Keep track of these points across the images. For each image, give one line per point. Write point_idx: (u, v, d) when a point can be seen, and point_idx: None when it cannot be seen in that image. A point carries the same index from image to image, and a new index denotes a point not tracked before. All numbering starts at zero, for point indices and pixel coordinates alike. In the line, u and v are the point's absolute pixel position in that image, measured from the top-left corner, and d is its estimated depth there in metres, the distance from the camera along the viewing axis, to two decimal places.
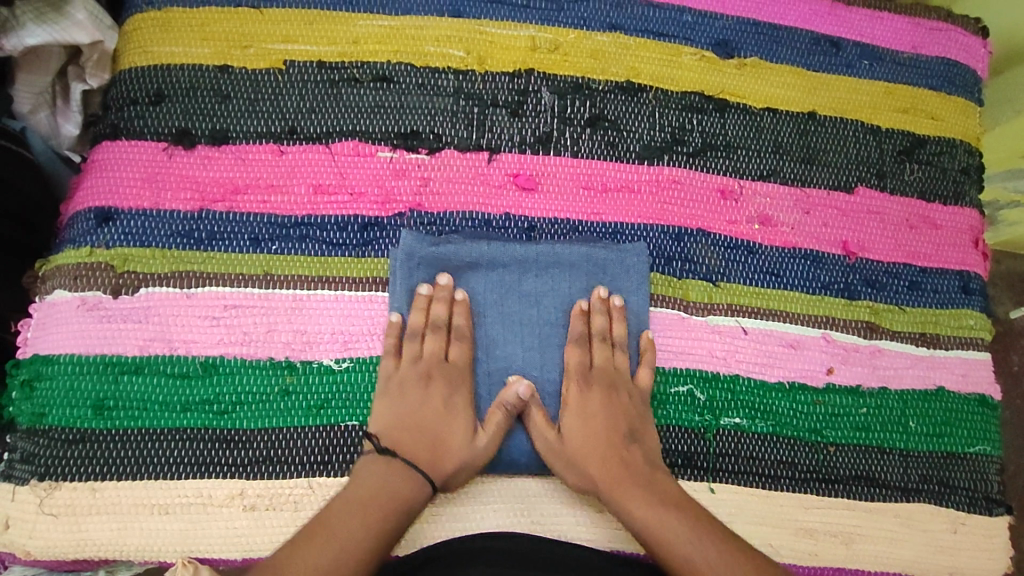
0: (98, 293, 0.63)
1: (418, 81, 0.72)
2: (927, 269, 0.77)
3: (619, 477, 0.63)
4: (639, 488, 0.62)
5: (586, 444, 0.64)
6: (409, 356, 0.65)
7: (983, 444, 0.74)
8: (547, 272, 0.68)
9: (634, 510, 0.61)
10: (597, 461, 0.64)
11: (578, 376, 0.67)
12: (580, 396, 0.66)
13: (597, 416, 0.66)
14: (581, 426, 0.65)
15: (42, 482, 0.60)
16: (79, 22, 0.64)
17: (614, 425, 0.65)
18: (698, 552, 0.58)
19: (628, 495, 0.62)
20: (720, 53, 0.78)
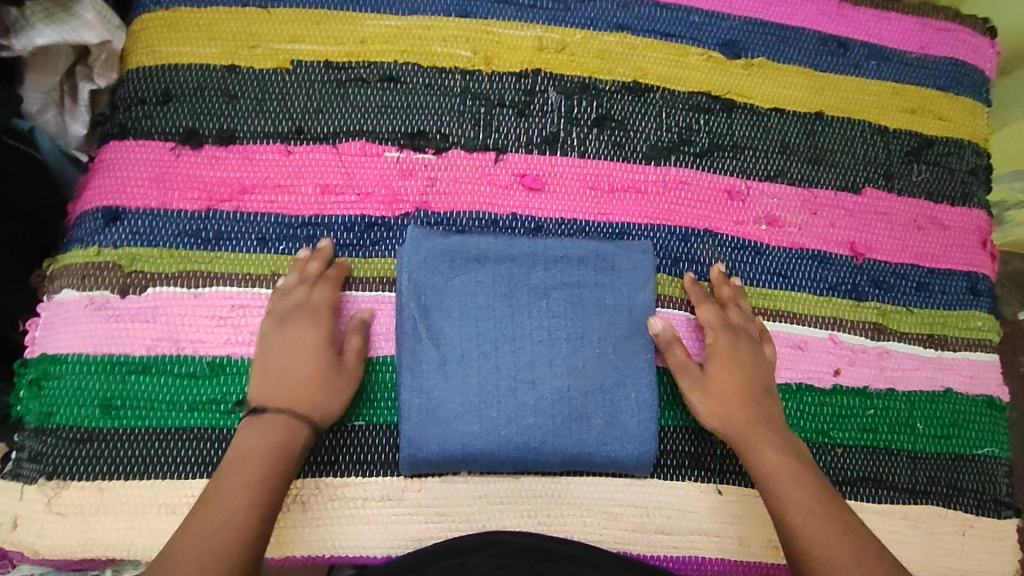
0: (105, 293, 0.63)
1: (424, 81, 0.72)
2: (935, 270, 0.77)
3: (752, 432, 0.62)
4: (757, 415, 0.63)
5: (728, 382, 0.65)
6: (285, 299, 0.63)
7: (991, 446, 0.74)
8: (555, 262, 0.67)
9: (768, 450, 0.61)
10: (740, 407, 0.64)
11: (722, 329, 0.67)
12: (728, 346, 0.66)
13: (742, 358, 0.66)
14: (727, 367, 0.65)
15: (50, 481, 0.60)
16: (88, 22, 0.65)
17: (754, 372, 0.66)
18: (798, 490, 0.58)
19: (755, 433, 0.62)
20: (728, 53, 0.78)
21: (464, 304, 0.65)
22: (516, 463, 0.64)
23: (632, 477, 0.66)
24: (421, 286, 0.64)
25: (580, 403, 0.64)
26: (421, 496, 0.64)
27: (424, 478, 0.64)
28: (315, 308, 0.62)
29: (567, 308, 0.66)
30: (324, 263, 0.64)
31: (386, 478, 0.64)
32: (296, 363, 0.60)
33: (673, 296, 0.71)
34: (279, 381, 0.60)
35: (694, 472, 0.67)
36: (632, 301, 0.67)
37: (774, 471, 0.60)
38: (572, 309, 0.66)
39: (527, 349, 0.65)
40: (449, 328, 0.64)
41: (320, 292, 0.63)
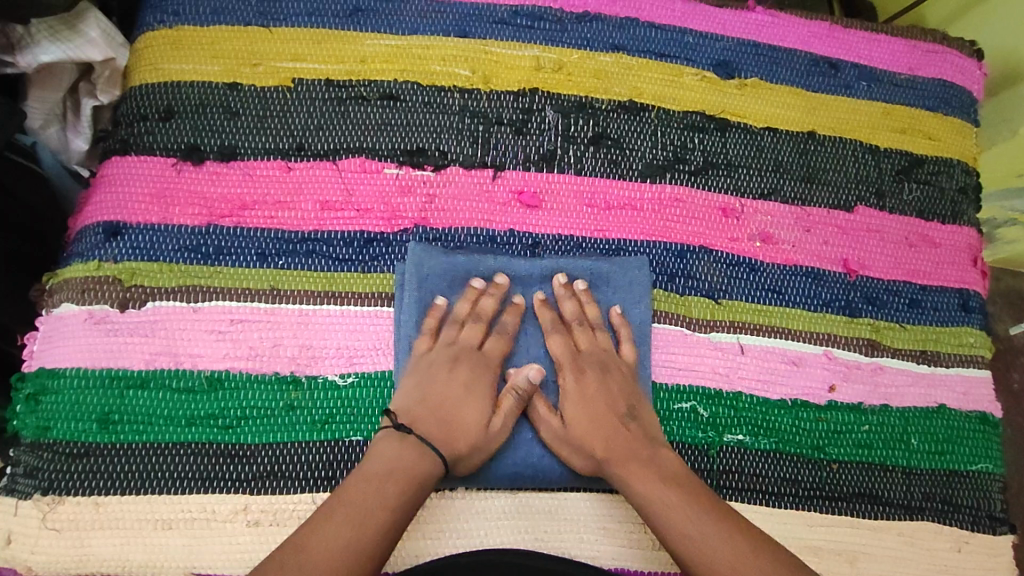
0: (104, 307, 0.64)
1: (424, 99, 0.73)
2: (927, 287, 0.78)
3: (625, 468, 0.62)
4: (632, 450, 0.62)
5: (587, 427, 0.64)
6: (444, 339, 0.65)
7: (985, 461, 0.74)
8: (552, 280, 0.68)
9: (637, 487, 0.61)
10: (601, 441, 0.63)
11: (571, 367, 0.66)
12: (575, 383, 0.65)
13: (597, 394, 0.65)
14: (582, 408, 0.64)
15: (45, 496, 0.60)
16: (92, 40, 0.66)
17: (612, 403, 0.64)
18: (696, 530, 0.57)
19: (630, 470, 0.61)
20: (722, 73, 0.79)
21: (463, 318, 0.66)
22: (512, 479, 0.65)
23: None
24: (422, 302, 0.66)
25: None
26: (420, 511, 0.64)
27: None
28: (496, 361, 0.65)
29: (563, 324, 0.67)
30: (473, 300, 0.66)
31: None
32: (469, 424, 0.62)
33: (668, 312, 0.72)
34: (430, 418, 0.61)
35: None
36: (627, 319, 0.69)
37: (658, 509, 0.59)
38: (568, 326, 0.67)
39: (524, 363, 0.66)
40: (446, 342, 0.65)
41: (493, 342, 0.65)
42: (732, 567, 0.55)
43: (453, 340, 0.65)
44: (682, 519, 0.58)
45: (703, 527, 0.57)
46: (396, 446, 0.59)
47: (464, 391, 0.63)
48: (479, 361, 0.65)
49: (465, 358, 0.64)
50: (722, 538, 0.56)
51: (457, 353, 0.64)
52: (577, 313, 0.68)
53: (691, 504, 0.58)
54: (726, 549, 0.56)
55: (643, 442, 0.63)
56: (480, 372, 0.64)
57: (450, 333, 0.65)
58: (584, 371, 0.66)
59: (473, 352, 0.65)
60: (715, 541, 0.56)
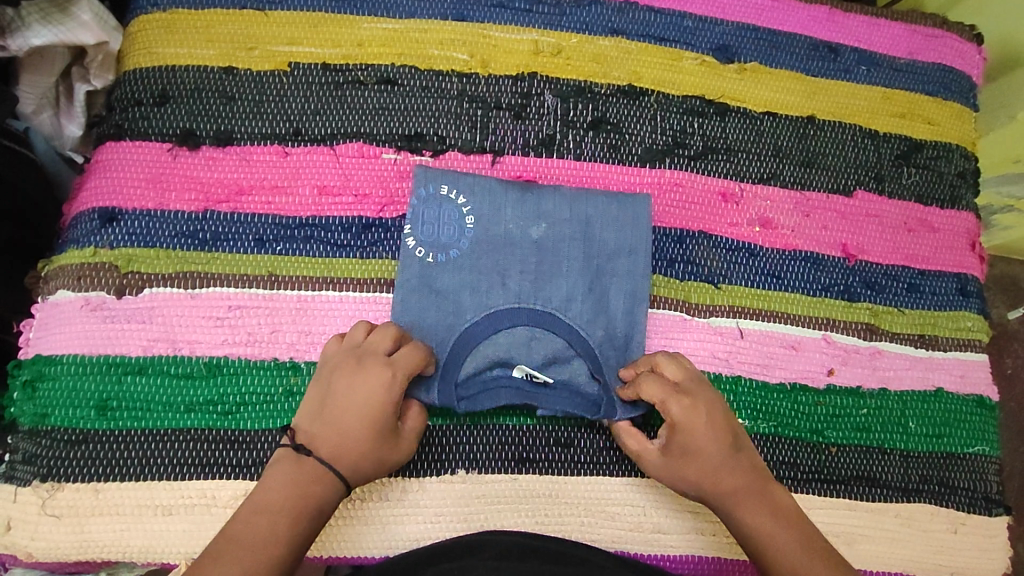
0: (101, 293, 0.63)
1: (422, 84, 0.72)
2: (926, 271, 0.78)
3: (731, 499, 0.60)
4: (724, 449, 0.61)
5: (706, 436, 0.60)
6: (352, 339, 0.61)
7: (981, 444, 0.75)
8: (559, 211, 0.69)
9: (747, 518, 0.59)
10: (716, 477, 0.60)
11: (679, 459, 0.61)
12: (682, 414, 0.61)
13: (699, 424, 0.60)
14: (703, 427, 0.60)
15: (44, 483, 0.60)
16: (84, 23, 0.65)
17: (722, 438, 0.61)
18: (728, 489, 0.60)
19: (738, 501, 0.60)
20: (721, 58, 0.79)
21: (480, 234, 0.68)
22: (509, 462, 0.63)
23: (629, 476, 0.66)
24: (454, 226, 0.68)
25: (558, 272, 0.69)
26: (419, 497, 0.64)
27: (422, 478, 0.64)
28: (341, 356, 0.59)
29: (574, 262, 0.69)
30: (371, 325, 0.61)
31: (384, 479, 0.63)
32: (331, 421, 0.57)
33: (668, 297, 0.71)
34: (332, 427, 0.57)
35: None
36: (633, 291, 0.69)
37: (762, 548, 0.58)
38: (578, 265, 0.69)
39: (527, 300, 0.67)
40: (456, 274, 0.67)
41: (366, 340, 0.60)
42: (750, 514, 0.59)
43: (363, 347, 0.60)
44: (716, 474, 0.60)
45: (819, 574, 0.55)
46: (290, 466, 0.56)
47: (356, 403, 0.57)
48: (341, 361, 0.59)
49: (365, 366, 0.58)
50: (750, 507, 0.59)
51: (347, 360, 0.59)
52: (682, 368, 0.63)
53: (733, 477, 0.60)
54: (771, 526, 0.58)
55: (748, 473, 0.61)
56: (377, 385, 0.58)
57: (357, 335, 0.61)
58: (709, 389, 0.63)
59: (342, 356, 0.60)
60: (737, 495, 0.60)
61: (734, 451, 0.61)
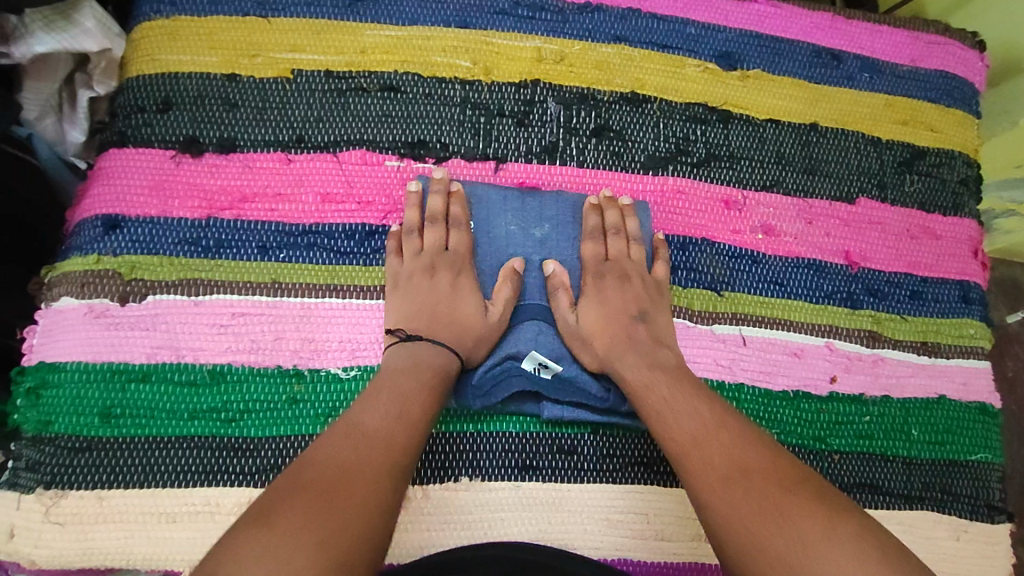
0: (105, 301, 0.63)
1: (425, 90, 0.72)
2: (928, 278, 0.78)
3: (624, 361, 0.64)
4: (620, 320, 0.66)
5: (600, 311, 0.66)
6: (410, 251, 0.67)
7: (984, 451, 0.75)
8: (565, 213, 0.70)
9: (676, 420, 0.58)
10: (610, 339, 0.65)
11: (593, 271, 0.69)
12: (594, 288, 0.68)
13: (612, 296, 0.67)
14: (597, 302, 0.67)
15: (48, 490, 0.60)
16: (88, 30, 0.65)
17: (628, 305, 0.67)
18: (701, 443, 0.56)
19: (632, 358, 0.63)
20: (724, 65, 0.79)
21: (481, 237, 0.69)
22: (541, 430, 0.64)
23: (632, 483, 0.67)
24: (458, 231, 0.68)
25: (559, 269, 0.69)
26: (421, 504, 0.64)
27: (425, 486, 0.64)
28: (466, 254, 0.68)
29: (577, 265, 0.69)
30: (444, 198, 0.68)
31: None
32: (468, 308, 0.65)
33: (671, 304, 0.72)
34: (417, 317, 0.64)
35: None
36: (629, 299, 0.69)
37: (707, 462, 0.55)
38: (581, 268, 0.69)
39: (531, 299, 0.68)
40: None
41: (456, 238, 0.67)
42: (719, 481, 0.53)
43: (420, 249, 0.67)
44: (700, 436, 0.56)
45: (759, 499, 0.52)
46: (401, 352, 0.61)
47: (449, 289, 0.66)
48: (453, 260, 0.67)
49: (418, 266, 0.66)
50: (723, 480, 0.53)
51: (429, 260, 0.66)
52: (614, 220, 0.70)
53: (712, 435, 0.56)
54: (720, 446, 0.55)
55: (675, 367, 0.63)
56: (457, 270, 0.67)
57: (415, 242, 0.67)
58: (607, 278, 0.68)
59: (442, 254, 0.67)
60: (716, 458, 0.55)
61: (632, 320, 0.66)
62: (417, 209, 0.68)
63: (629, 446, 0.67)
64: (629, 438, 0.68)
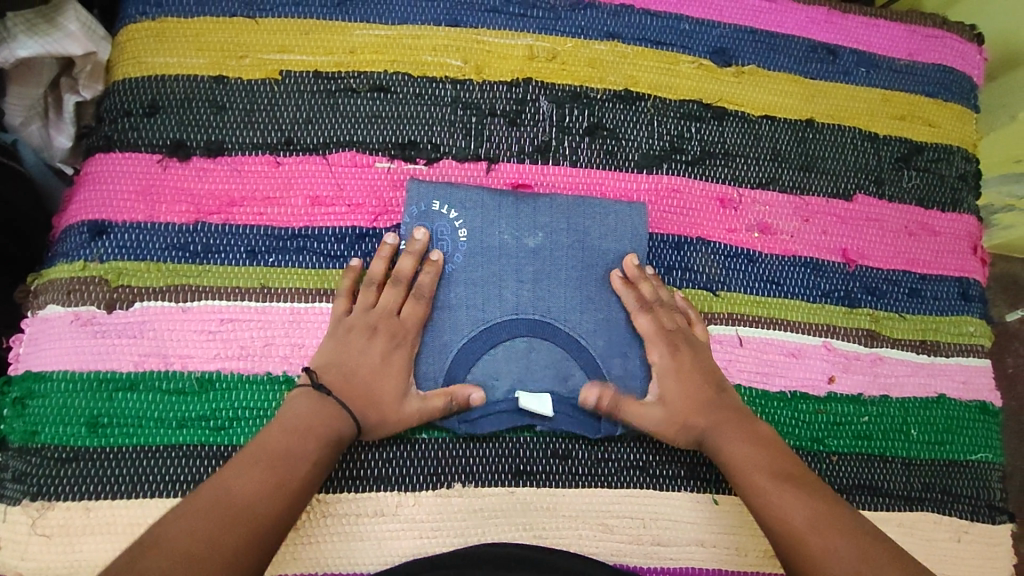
0: (91, 308, 0.62)
1: (415, 91, 0.71)
2: (927, 275, 0.77)
3: (718, 434, 0.63)
4: (704, 397, 0.64)
5: (683, 387, 0.65)
6: (362, 303, 0.63)
7: (985, 451, 0.74)
8: (556, 218, 0.69)
9: (733, 449, 0.62)
10: (700, 416, 0.64)
11: (660, 346, 0.66)
12: (670, 363, 0.65)
13: (689, 371, 0.65)
14: (673, 376, 0.65)
15: (34, 502, 0.59)
16: (72, 34, 0.64)
17: (704, 376, 0.65)
18: (775, 478, 0.59)
19: (731, 431, 0.63)
20: (719, 61, 0.78)
21: (472, 247, 0.67)
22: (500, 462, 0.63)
23: (628, 487, 0.66)
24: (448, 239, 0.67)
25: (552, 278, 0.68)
26: (415, 512, 0.63)
27: (418, 493, 0.63)
28: (413, 329, 0.64)
29: (570, 270, 0.68)
30: (417, 257, 0.65)
31: (379, 495, 0.63)
32: (389, 390, 0.61)
33: None
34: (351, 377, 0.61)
35: (687, 482, 0.67)
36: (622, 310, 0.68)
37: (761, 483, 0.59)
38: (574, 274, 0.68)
39: (524, 310, 0.67)
40: (448, 290, 0.66)
41: (411, 307, 0.64)
42: (803, 513, 0.57)
43: (372, 304, 0.63)
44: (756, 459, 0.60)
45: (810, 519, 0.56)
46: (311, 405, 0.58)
47: (387, 360, 0.62)
48: (398, 328, 0.63)
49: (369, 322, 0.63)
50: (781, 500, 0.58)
51: (375, 321, 0.63)
52: (657, 293, 0.67)
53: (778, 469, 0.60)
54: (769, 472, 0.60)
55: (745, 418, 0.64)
56: (400, 339, 0.63)
57: (368, 297, 0.64)
58: (678, 350, 0.66)
59: (391, 319, 0.63)
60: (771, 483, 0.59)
61: (717, 392, 0.65)
62: (387, 263, 0.65)
63: (625, 450, 0.67)
64: (624, 442, 0.67)
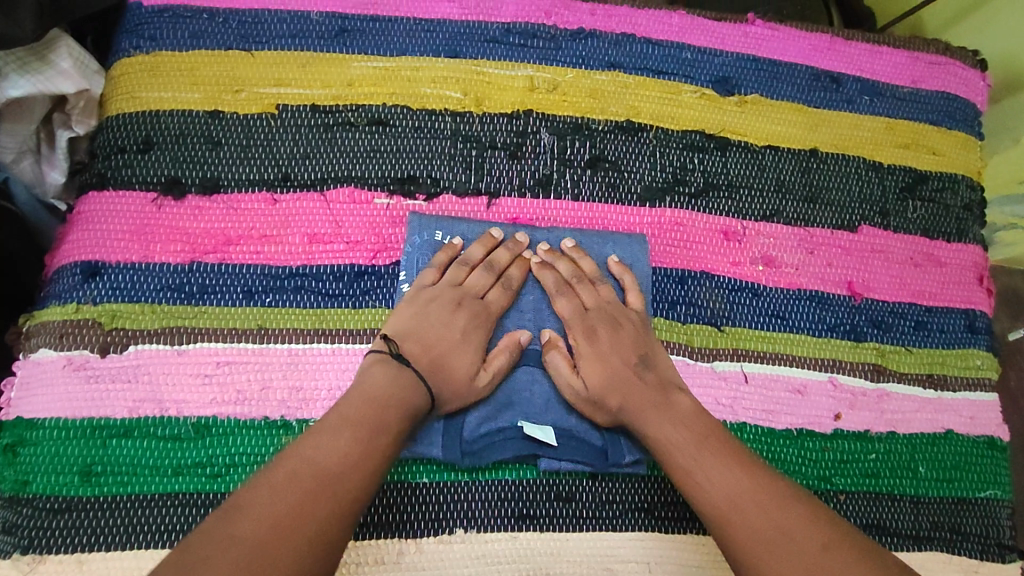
0: (85, 353, 0.61)
1: (414, 124, 0.70)
2: (933, 308, 0.76)
3: (637, 415, 0.60)
4: (619, 373, 0.62)
5: (601, 366, 0.63)
6: (449, 279, 0.64)
7: (993, 487, 0.73)
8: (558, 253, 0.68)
9: (650, 429, 0.59)
10: (619, 397, 0.61)
11: (579, 327, 0.65)
12: (585, 343, 0.64)
13: (605, 351, 0.63)
14: (589, 356, 0.63)
15: (25, 555, 0.57)
16: (64, 70, 0.63)
17: (625, 354, 0.63)
18: (704, 469, 0.55)
19: (650, 409, 0.60)
20: (721, 90, 0.77)
21: None
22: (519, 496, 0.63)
23: (632, 530, 0.65)
24: None
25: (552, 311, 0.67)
26: (416, 557, 0.61)
27: (419, 538, 0.62)
28: (496, 313, 0.65)
29: None
30: (489, 248, 0.66)
31: (380, 541, 0.61)
32: (466, 364, 0.61)
33: (670, 341, 0.70)
34: (434, 351, 0.60)
35: (693, 524, 0.66)
36: None
37: (672, 457, 0.57)
38: None
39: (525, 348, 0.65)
40: None
41: (496, 293, 0.65)
42: (732, 505, 0.52)
43: (460, 281, 0.64)
44: (668, 436, 0.58)
45: (723, 485, 0.54)
46: (386, 373, 0.57)
47: (463, 335, 0.62)
48: (480, 310, 0.64)
49: (452, 298, 0.63)
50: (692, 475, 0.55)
51: (460, 298, 0.63)
52: (577, 271, 0.67)
53: (716, 459, 0.55)
54: (676, 437, 0.58)
55: (657, 388, 0.61)
56: (480, 321, 0.63)
57: (458, 273, 0.64)
58: (593, 328, 0.64)
59: (475, 300, 0.64)
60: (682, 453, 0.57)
61: (633, 369, 0.62)
62: (484, 248, 0.66)
63: (627, 492, 0.65)
64: (629, 484, 0.66)
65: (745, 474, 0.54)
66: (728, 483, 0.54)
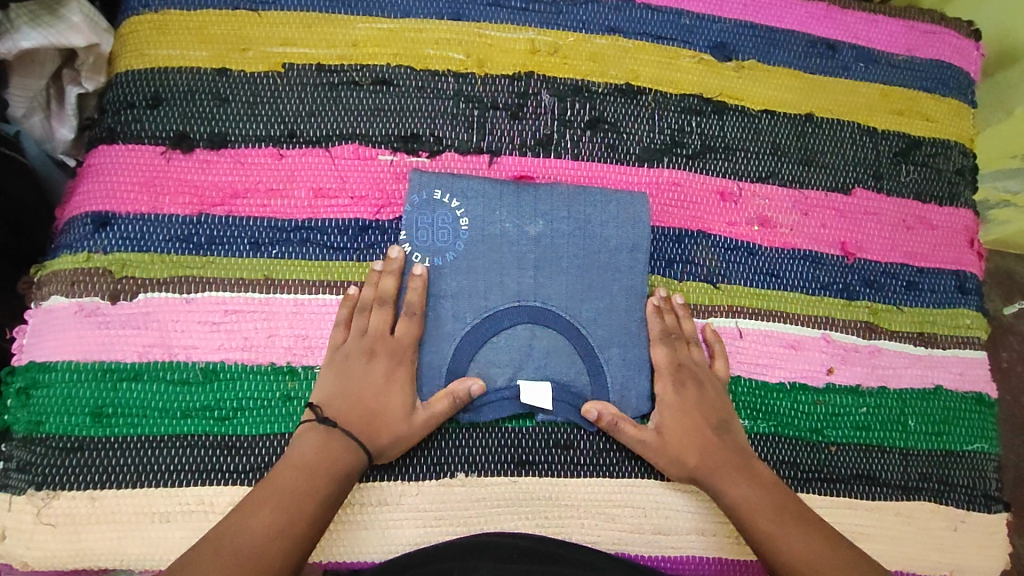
0: (95, 299, 0.63)
1: (418, 84, 0.71)
2: (925, 268, 0.78)
3: (716, 475, 0.63)
4: (704, 432, 0.65)
5: (688, 425, 0.65)
6: (356, 329, 0.63)
7: (981, 441, 0.75)
8: (559, 206, 0.69)
9: (729, 489, 0.62)
10: (697, 454, 0.64)
11: (670, 377, 0.66)
12: (672, 395, 0.66)
13: (691, 407, 0.65)
14: (676, 412, 0.65)
15: (40, 491, 0.59)
16: (74, 25, 0.64)
17: (707, 413, 0.65)
18: (784, 531, 0.60)
19: (729, 472, 0.63)
20: (719, 56, 0.78)
21: (474, 233, 0.67)
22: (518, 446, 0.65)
23: (630, 477, 0.66)
24: (449, 228, 0.67)
25: (554, 262, 0.68)
26: (419, 500, 0.63)
27: (421, 483, 0.64)
28: (410, 346, 0.63)
29: (574, 260, 0.68)
30: (376, 284, 0.64)
31: (384, 484, 0.63)
32: (396, 407, 0.61)
33: None
34: (355, 408, 0.60)
35: None
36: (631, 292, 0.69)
37: (751, 515, 0.61)
38: (578, 262, 0.68)
39: (527, 298, 0.67)
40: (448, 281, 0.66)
41: (404, 326, 0.63)
42: (808, 560, 0.58)
43: (366, 328, 0.63)
44: (748, 497, 0.62)
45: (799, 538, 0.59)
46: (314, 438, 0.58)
47: (384, 384, 0.61)
48: (394, 348, 0.63)
49: (363, 348, 0.62)
50: (773, 525, 0.60)
51: (370, 344, 0.62)
52: (677, 327, 0.69)
53: (787, 518, 0.60)
54: (754, 495, 0.62)
55: (738, 453, 0.64)
56: (398, 359, 0.62)
57: (361, 322, 0.63)
58: (686, 385, 0.66)
59: (385, 341, 0.63)
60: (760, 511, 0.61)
61: (718, 433, 0.65)
62: (374, 287, 0.64)
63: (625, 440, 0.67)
64: None
65: (812, 530, 0.60)
66: (803, 537, 0.59)
